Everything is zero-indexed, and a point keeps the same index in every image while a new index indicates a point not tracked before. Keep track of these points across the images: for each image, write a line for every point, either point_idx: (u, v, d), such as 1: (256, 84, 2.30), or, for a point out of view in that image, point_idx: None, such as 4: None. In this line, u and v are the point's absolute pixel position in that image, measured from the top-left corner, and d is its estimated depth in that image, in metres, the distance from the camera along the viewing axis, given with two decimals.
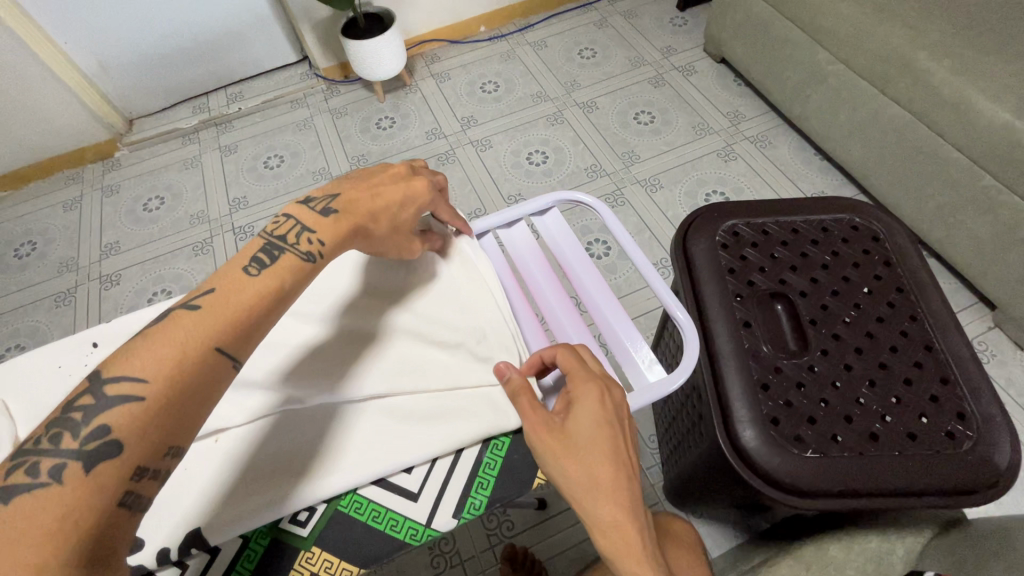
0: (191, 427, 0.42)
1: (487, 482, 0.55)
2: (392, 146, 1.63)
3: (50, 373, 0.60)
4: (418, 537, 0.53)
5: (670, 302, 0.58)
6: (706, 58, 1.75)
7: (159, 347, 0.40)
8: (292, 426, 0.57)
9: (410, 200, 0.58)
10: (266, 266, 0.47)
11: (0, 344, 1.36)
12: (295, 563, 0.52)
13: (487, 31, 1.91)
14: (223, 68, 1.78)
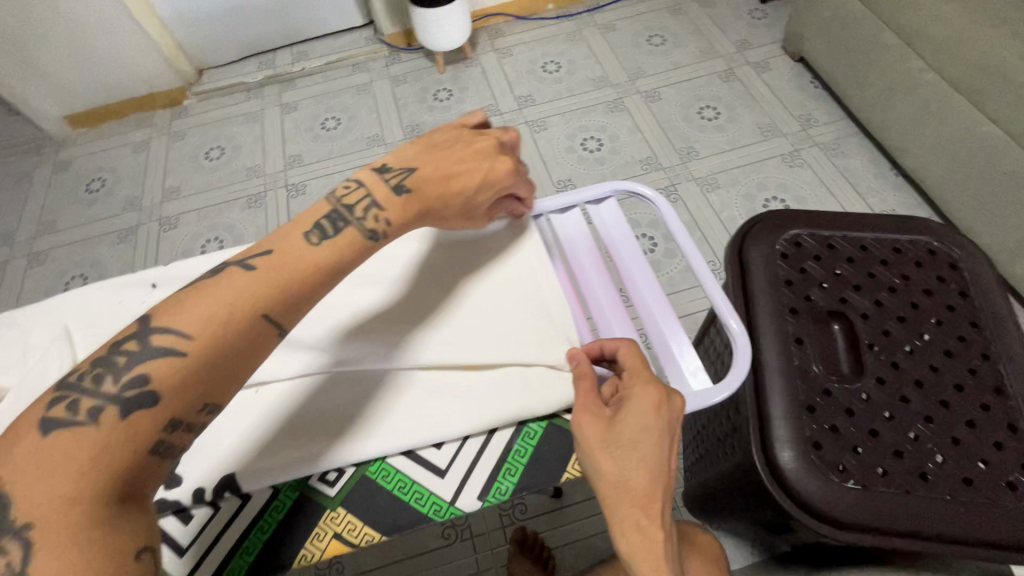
0: (231, 385, 0.44)
1: (516, 469, 0.55)
2: (447, 119, 1.63)
3: (109, 307, 0.63)
4: (440, 513, 0.53)
5: (723, 308, 0.55)
6: (783, 55, 1.65)
7: (209, 307, 0.43)
8: (328, 388, 0.58)
9: (488, 183, 0.56)
10: (327, 236, 0.48)
11: (67, 273, 1.45)
12: (321, 520, 0.53)
13: (555, 8, 1.85)
14: (291, 25, 1.80)
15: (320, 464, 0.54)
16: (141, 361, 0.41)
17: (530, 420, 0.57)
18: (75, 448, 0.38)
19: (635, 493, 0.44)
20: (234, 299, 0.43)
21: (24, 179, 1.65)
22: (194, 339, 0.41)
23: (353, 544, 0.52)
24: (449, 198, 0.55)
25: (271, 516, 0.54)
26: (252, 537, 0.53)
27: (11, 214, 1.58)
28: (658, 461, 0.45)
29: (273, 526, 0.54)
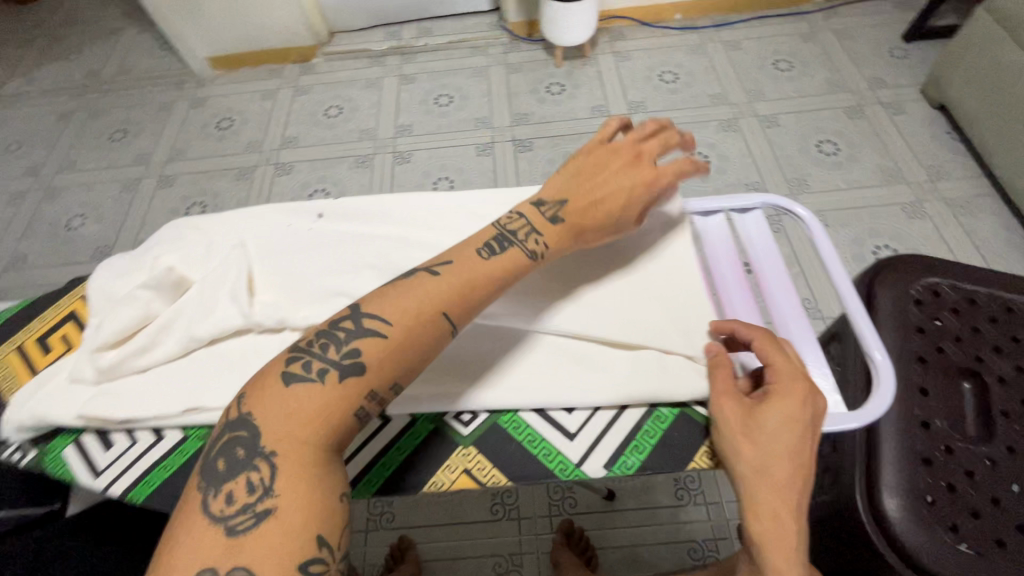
0: (415, 369, 0.49)
1: (644, 447, 0.55)
2: (556, 113, 1.65)
3: (281, 226, 0.67)
4: (565, 473, 0.55)
5: (868, 340, 0.51)
6: (920, 100, 1.56)
7: (399, 304, 0.49)
8: (456, 340, 0.60)
9: (630, 200, 0.57)
10: (495, 252, 0.54)
11: (188, 199, 1.58)
12: (452, 454, 0.57)
13: (681, 19, 1.83)
14: (423, 1, 1.87)
15: (458, 405, 0.57)
16: (348, 341, 0.48)
17: (661, 404, 0.57)
18: (309, 400, 0.46)
19: (778, 480, 0.45)
20: (414, 306, 0.49)
21: (165, 108, 1.81)
22: (386, 330, 0.48)
23: (480, 482, 0.55)
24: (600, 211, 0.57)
25: (405, 442, 0.58)
26: (389, 455, 0.57)
27: (149, 137, 1.74)
28: (802, 452, 0.46)
29: (409, 450, 0.57)
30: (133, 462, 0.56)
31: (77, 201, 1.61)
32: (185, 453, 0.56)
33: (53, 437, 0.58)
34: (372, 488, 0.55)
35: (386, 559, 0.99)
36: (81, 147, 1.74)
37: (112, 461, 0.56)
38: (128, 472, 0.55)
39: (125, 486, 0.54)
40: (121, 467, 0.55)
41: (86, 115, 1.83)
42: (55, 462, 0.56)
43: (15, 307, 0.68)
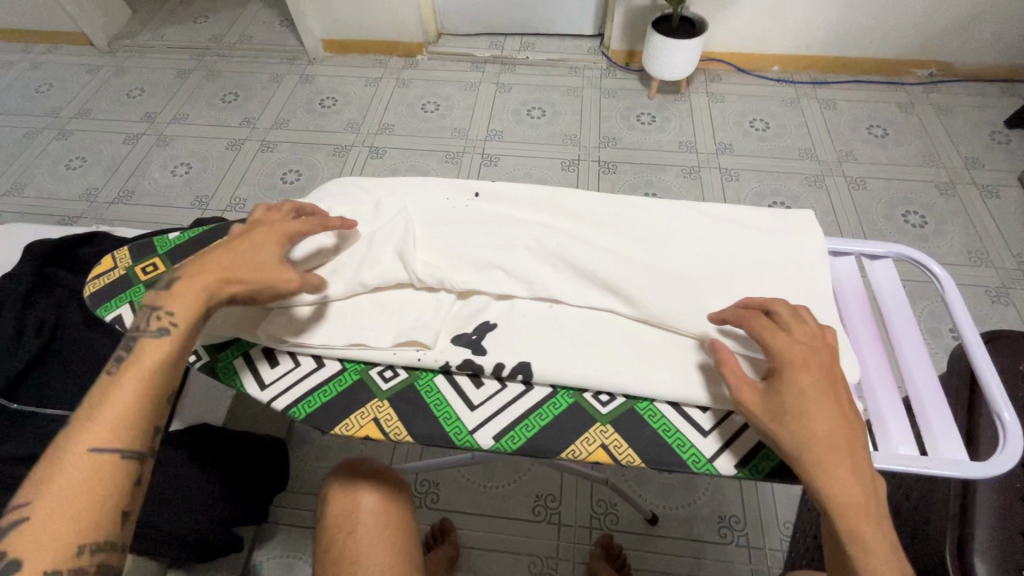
0: (112, 507, 0.44)
1: (778, 453, 0.48)
2: (644, 141, 1.69)
3: (437, 201, 0.62)
4: (696, 466, 0.48)
5: (995, 400, 0.48)
6: (1017, 187, 1.53)
7: (189, 296, 0.49)
8: (555, 320, 0.54)
9: (253, 247, 0.52)
10: (124, 364, 0.48)
11: (285, 165, 1.67)
12: (590, 430, 0.49)
13: (779, 71, 1.86)
14: (531, 18, 1.94)
15: (590, 381, 0.50)
16: (151, 340, 0.48)
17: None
18: None
19: (829, 456, 0.43)
20: (181, 309, 0.49)
21: (276, 80, 1.93)
22: (179, 327, 0.49)
23: (616, 461, 0.48)
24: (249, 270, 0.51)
25: (547, 409, 0.51)
26: (529, 421, 0.50)
27: (258, 104, 1.85)
28: (840, 424, 0.43)
29: (547, 419, 0.50)
30: (295, 382, 0.52)
31: (185, 151, 1.72)
32: (340, 382, 0.52)
33: (226, 346, 0.55)
34: (513, 446, 0.49)
35: (426, 536, 1.02)
36: (195, 101, 1.87)
37: (278, 376, 0.53)
38: (289, 389, 0.52)
39: (290, 401, 0.51)
40: (284, 382, 0.52)
41: (204, 75, 1.96)
42: (225, 369, 0.54)
43: (196, 229, 0.66)
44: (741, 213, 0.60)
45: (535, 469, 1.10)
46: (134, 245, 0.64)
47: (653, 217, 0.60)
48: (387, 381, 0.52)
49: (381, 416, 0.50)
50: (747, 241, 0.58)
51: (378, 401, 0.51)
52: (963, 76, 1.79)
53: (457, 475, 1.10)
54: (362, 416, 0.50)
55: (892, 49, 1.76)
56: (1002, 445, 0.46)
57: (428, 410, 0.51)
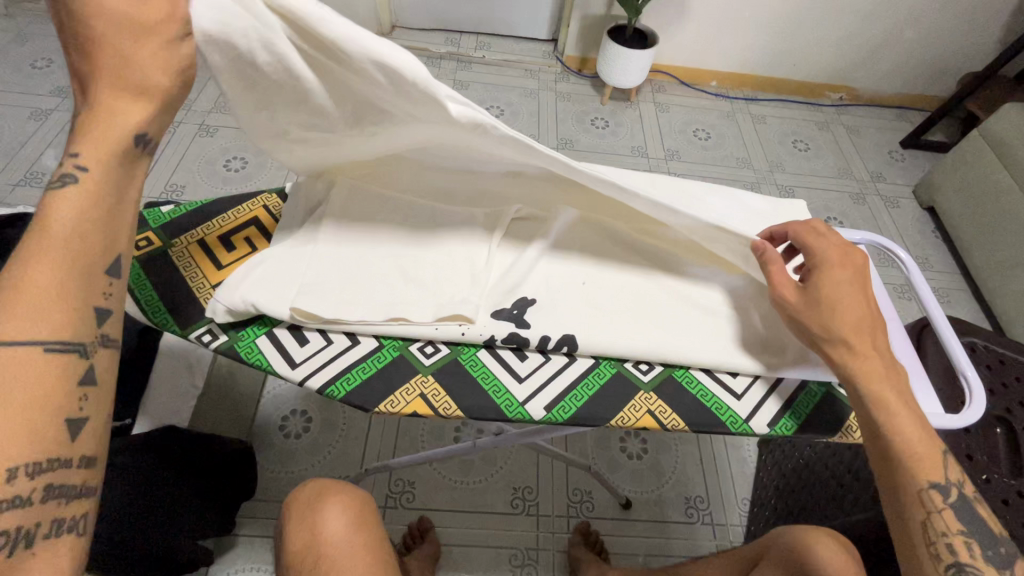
0: (45, 409, 0.36)
1: (801, 412, 0.54)
2: (599, 145, 1.76)
3: None
4: (733, 426, 0.53)
5: (961, 359, 0.55)
6: (912, 200, 1.77)
7: (102, 138, 0.41)
8: (588, 295, 0.57)
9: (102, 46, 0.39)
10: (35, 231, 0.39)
11: (228, 151, 1.54)
12: (635, 398, 0.53)
13: (716, 86, 2.01)
14: (487, 18, 1.95)
15: (633, 353, 0.54)
16: (53, 195, 0.39)
17: (813, 380, 0.55)
18: None
19: (852, 337, 0.48)
20: (96, 155, 0.40)
21: None
22: (92, 170, 0.40)
23: (662, 426, 0.52)
24: (134, 59, 0.40)
25: (591, 380, 0.54)
26: (579, 392, 0.53)
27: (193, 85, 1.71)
28: (864, 310, 0.49)
29: (593, 391, 0.53)
30: (331, 360, 0.52)
31: None
32: (378, 360, 0.53)
33: (244, 325, 0.54)
34: (563, 415, 0.52)
35: (403, 538, 0.98)
36: None
37: (310, 355, 0.52)
38: (326, 366, 0.52)
39: (326, 379, 0.51)
40: (320, 360, 0.52)
41: None
42: (248, 348, 0.52)
43: (188, 204, 0.64)
44: (735, 197, 0.67)
45: (512, 461, 1.10)
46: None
47: (665, 200, 0.65)
48: (428, 358, 0.54)
49: (427, 393, 0.51)
50: (750, 225, 0.65)
51: (420, 376, 0.53)
52: (867, 101, 2.04)
53: (433, 472, 1.07)
54: (407, 393, 0.51)
55: (812, 73, 1.97)
56: (970, 397, 0.53)
57: (477, 383, 0.53)
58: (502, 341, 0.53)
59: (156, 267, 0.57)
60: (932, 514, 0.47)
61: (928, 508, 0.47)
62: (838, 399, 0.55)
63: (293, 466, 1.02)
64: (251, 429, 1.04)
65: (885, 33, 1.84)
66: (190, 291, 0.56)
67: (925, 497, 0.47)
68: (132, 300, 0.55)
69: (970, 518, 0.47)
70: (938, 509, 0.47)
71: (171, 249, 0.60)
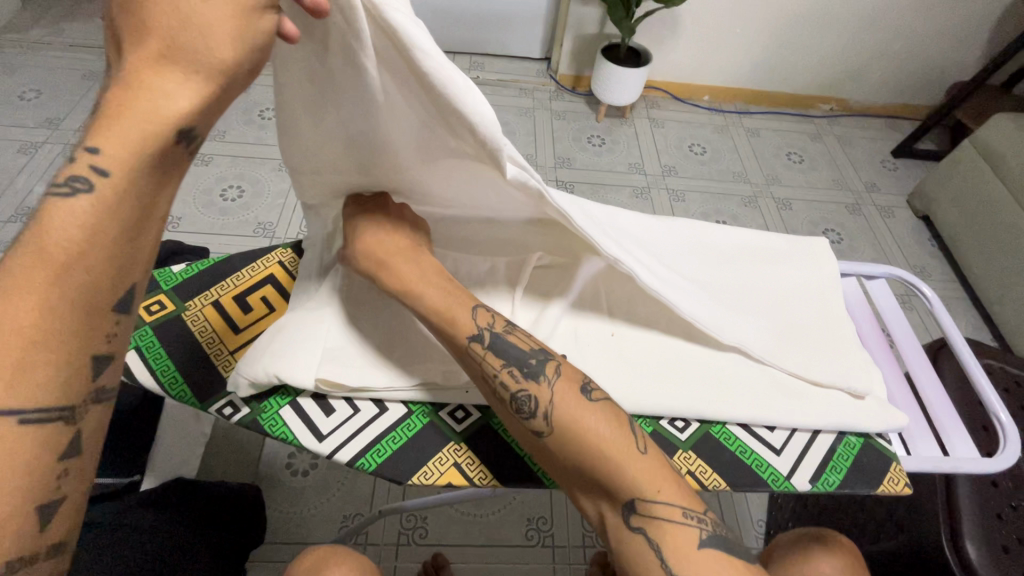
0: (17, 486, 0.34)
1: (841, 467, 0.53)
2: (596, 163, 1.76)
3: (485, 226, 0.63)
4: (775, 483, 0.52)
5: (993, 401, 0.57)
6: (907, 209, 1.78)
7: (128, 141, 0.37)
8: (618, 347, 0.57)
9: (188, 41, 0.37)
10: (30, 244, 0.35)
11: (224, 180, 1.52)
12: (674, 458, 0.53)
13: (709, 100, 2.02)
14: (480, 39, 1.95)
15: (669, 410, 0.53)
16: (63, 202, 0.36)
17: (850, 431, 0.55)
18: None
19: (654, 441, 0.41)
20: (114, 160, 0.37)
21: None
22: (114, 175, 0.37)
23: (702, 486, 0.52)
24: (191, 36, 0.37)
25: None
26: None
27: None
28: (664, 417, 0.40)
29: None
30: (360, 430, 0.52)
31: None
32: (409, 429, 0.53)
33: (267, 396, 0.53)
34: None
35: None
36: None
37: (341, 426, 0.52)
38: (357, 438, 0.51)
39: (358, 452, 0.51)
40: (347, 431, 0.52)
41: None
42: (273, 422, 0.52)
43: (200, 262, 0.65)
44: (752, 237, 0.68)
45: (524, 494, 1.08)
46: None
47: (688, 243, 0.65)
48: (460, 423, 0.54)
49: (461, 461, 0.51)
50: (774, 268, 0.65)
51: (453, 444, 0.52)
52: (858, 111, 2.06)
53: (445, 508, 1.05)
54: (442, 463, 0.51)
55: (803, 86, 1.99)
56: (1006, 440, 0.54)
57: (511, 451, 0.53)
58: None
59: (174, 336, 0.58)
60: (490, 377, 0.50)
61: (488, 372, 0.49)
62: (878, 449, 0.54)
63: (302, 508, 1.00)
64: (257, 472, 1.01)
65: (872, 45, 1.86)
66: (210, 360, 0.56)
67: None
68: (150, 372, 0.55)
69: (511, 354, 0.50)
70: (495, 371, 0.50)
71: (187, 313, 0.60)
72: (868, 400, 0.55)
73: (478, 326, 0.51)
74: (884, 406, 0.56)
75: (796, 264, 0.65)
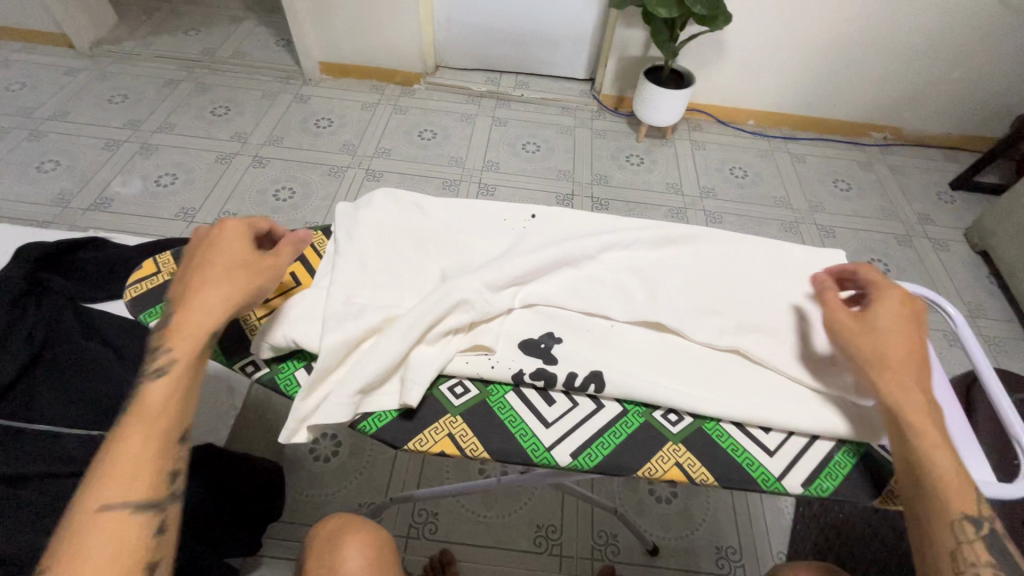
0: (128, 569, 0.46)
1: (838, 474, 0.53)
2: (634, 181, 1.77)
3: (495, 218, 0.68)
4: (766, 484, 0.53)
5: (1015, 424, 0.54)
6: (964, 243, 1.69)
7: (185, 338, 0.54)
8: (610, 339, 0.59)
9: (232, 276, 0.56)
10: (128, 419, 0.51)
11: (278, 183, 1.63)
12: (663, 448, 0.54)
13: (754, 125, 2.00)
14: (527, 59, 2.01)
15: (659, 402, 0.55)
16: (152, 384, 0.52)
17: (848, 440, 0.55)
18: None
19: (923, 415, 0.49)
20: (182, 346, 0.53)
21: (269, 96, 1.91)
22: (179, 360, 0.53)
23: (690, 478, 0.53)
24: (232, 277, 0.56)
25: (618, 428, 0.55)
26: (607, 438, 0.54)
27: (249, 119, 1.82)
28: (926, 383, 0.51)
29: (616, 442, 0.54)
30: None
31: (170, 162, 1.66)
32: None
33: (286, 358, 0.59)
34: (589, 463, 0.53)
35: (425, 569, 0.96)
36: (183, 112, 1.82)
37: None
38: None
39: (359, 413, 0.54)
40: None
41: (193, 86, 1.91)
42: (288, 381, 0.57)
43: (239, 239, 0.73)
44: (762, 243, 0.67)
45: (535, 499, 1.08)
46: (178, 254, 0.71)
47: (693, 240, 0.67)
48: (459, 398, 0.56)
49: (456, 433, 0.54)
50: (784, 268, 0.65)
51: (450, 416, 0.55)
52: (912, 140, 1.99)
53: (456, 505, 1.07)
54: (437, 432, 0.54)
55: (854, 112, 1.94)
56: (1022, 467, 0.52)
57: (503, 426, 0.54)
58: (529, 375, 0.56)
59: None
60: (962, 543, 0.45)
61: (959, 537, 0.45)
62: (875, 459, 0.54)
63: (321, 489, 1.04)
64: (282, 452, 1.07)
65: (930, 74, 1.81)
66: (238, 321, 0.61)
67: (957, 526, 0.46)
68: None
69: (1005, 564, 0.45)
70: (970, 541, 0.45)
71: None
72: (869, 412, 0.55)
73: (980, 512, 0.46)
74: None
75: (810, 275, 0.65)
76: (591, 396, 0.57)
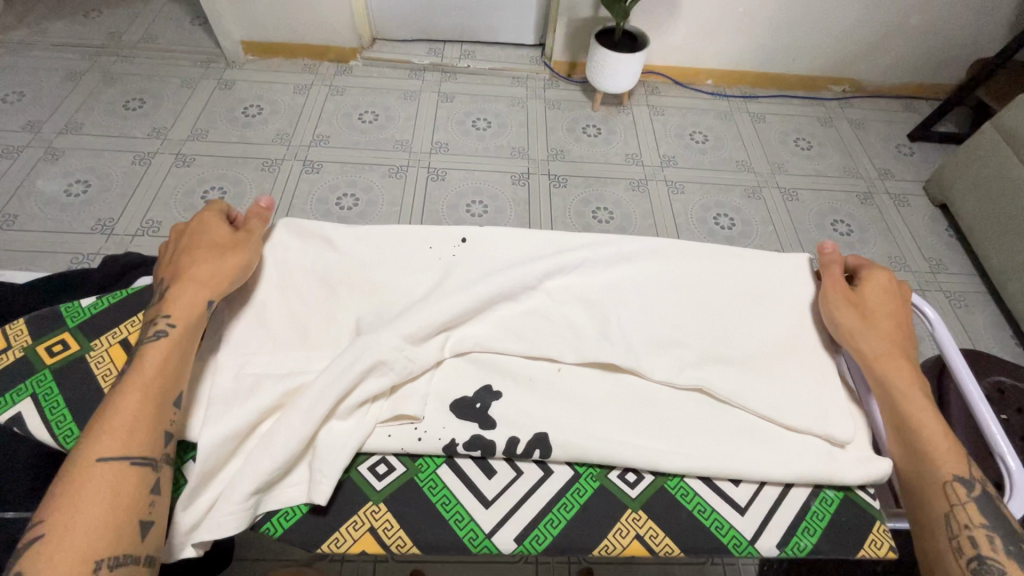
0: (124, 522, 0.46)
1: (815, 527, 0.56)
2: (592, 154, 1.68)
3: (422, 251, 0.69)
4: (737, 548, 0.54)
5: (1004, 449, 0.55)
6: (924, 197, 1.68)
7: (185, 304, 0.57)
8: (555, 387, 0.62)
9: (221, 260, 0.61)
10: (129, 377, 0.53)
11: (208, 183, 1.49)
12: (622, 517, 0.55)
13: (713, 85, 1.92)
14: (471, 25, 1.87)
15: (614, 463, 0.57)
16: (152, 343, 0.55)
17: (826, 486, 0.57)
18: None
19: (910, 390, 0.57)
20: (180, 313, 0.57)
21: (189, 84, 1.72)
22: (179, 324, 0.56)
23: (652, 550, 0.54)
24: (216, 258, 0.60)
25: (572, 497, 0.56)
26: (554, 514, 0.55)
27: (168, 111, 1.64)
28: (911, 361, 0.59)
29: (566, 521, 0.55)
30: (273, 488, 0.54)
31: (80, 167, 1.49)
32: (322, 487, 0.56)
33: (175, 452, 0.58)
34: (537, 546, 0.53)
35: None
36: (90, 109, 1.63)
37: None
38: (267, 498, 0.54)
39: (267, 511, 0.54)
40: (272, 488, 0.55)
41: (99, 77, 1.71)
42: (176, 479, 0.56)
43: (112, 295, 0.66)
44: (691, 264, 0.69)
45: None
46: (33, 320, 0.63)
47: (620, 264, 0.69)
48: (381, 480, 0.56)
49: (378, 526, 0.54)
50: (728, 292, 0.68)
51: (371, 505, 0.55)
52: (871, 92, 1.94)
53: None
54: (356, 528, 0.53)
55: (813, 66, 1.88)
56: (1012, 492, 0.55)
57: (437, 511, 0.55)
58: (462, 445, 0.57)
59: (79, 380, 0.60)
60: (956, 504, 0.52)
61: (952, 500, 0.52)
62: (859, 504, 0.57)
63: None
64: None
65: (886, 24, 1.75)
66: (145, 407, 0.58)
67: (950, 489, 0.53)
68: (44, 424, 0.57)
69: (997, 521, 0.51)
70: (963, 501, 0.52)
71: (90, 353, 0.62)
72: (852, 449, 0.58)
73: (968, 472, 0.53)
74: (868, 457, 0.58)
75: (763, 297, 0.68)
76: (538, 462, 0.58)
